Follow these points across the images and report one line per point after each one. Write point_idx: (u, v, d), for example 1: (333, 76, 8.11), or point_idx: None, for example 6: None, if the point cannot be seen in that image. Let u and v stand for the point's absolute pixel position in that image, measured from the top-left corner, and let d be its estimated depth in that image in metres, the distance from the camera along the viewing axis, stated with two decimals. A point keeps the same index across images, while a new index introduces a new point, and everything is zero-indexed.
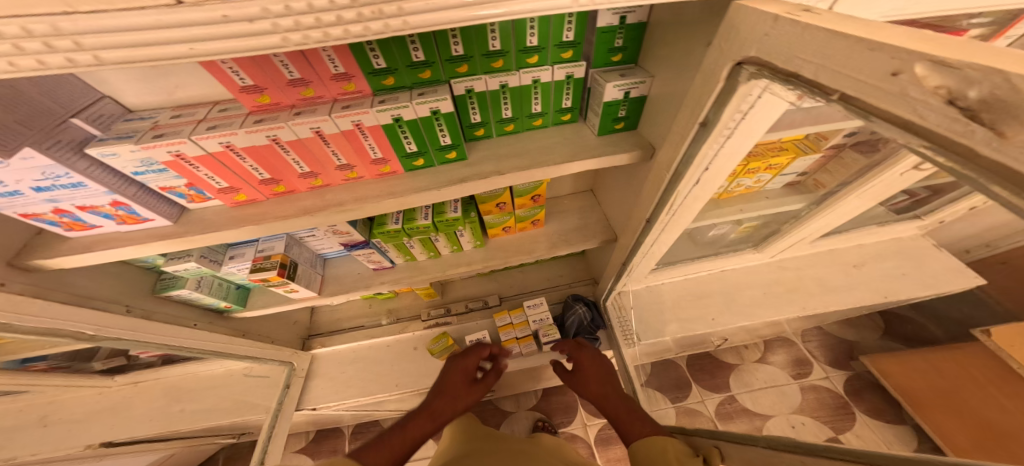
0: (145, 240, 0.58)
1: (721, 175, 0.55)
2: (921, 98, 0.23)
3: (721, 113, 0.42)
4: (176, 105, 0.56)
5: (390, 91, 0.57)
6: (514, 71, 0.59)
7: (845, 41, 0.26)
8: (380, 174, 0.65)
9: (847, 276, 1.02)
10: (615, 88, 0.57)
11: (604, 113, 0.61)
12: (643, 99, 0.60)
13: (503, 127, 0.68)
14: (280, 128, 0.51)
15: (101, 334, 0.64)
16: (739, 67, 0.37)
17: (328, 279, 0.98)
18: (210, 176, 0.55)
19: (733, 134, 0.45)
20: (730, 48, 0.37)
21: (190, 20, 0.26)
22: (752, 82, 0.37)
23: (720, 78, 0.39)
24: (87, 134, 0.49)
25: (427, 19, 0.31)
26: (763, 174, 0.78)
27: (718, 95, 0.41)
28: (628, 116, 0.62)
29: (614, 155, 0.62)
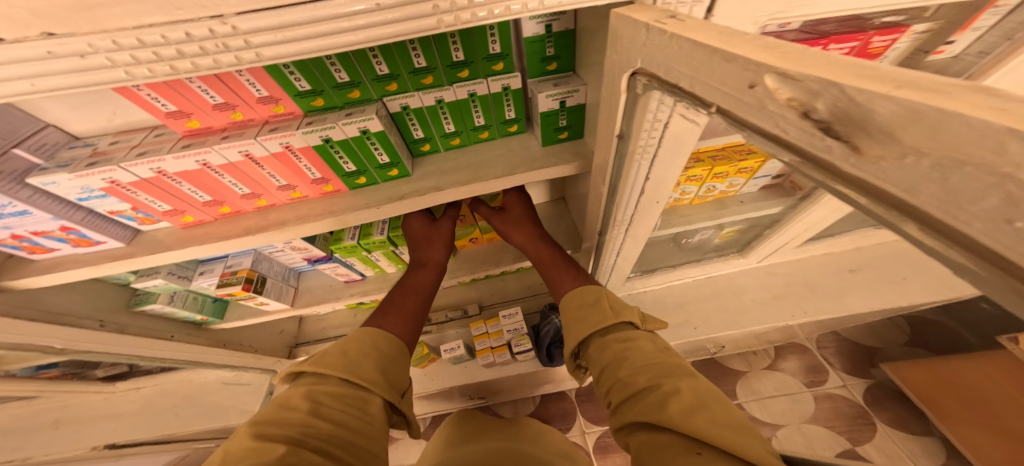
0: (99, 261, 0.60)
1: (663, 188, 0.50)
2: (773, 114, 0.19)
3: (632, 123, 0.39)
4: (118, 131, 0.59)
5: (321, 112, 0.57)
6: (447, 86, 0.57)
7: (704, 52, 0.23)
8: (325, 193, 0.66)
9: (840, 281, 0.90)
10: (548, 98, 0.55)
11: (543, 123, 0.58)
12: (581, 107, 0.57)
13: (449, 142, 0.67)
14: (206, 153, 0.52)
15: (70, 348, 0.68)
16: (633, 78, 0.34)
17: (300, 291, 1.00)
18: (151, 199, 0.56)
19: (658, 149, 0.41)
20: (624, 58, 0.34)
21: (18, 57, 0.27)
22: (650, 95, 0.33)
23: (622, 90, 0.36)
24: (30, 164, 0.51)
25: (281, 49, 0.31)
26: (736, 178, 0.67)
27: (625, 106, 0.38)
28: (569, 125, 0.59)
29: (553, 167, 0.59)
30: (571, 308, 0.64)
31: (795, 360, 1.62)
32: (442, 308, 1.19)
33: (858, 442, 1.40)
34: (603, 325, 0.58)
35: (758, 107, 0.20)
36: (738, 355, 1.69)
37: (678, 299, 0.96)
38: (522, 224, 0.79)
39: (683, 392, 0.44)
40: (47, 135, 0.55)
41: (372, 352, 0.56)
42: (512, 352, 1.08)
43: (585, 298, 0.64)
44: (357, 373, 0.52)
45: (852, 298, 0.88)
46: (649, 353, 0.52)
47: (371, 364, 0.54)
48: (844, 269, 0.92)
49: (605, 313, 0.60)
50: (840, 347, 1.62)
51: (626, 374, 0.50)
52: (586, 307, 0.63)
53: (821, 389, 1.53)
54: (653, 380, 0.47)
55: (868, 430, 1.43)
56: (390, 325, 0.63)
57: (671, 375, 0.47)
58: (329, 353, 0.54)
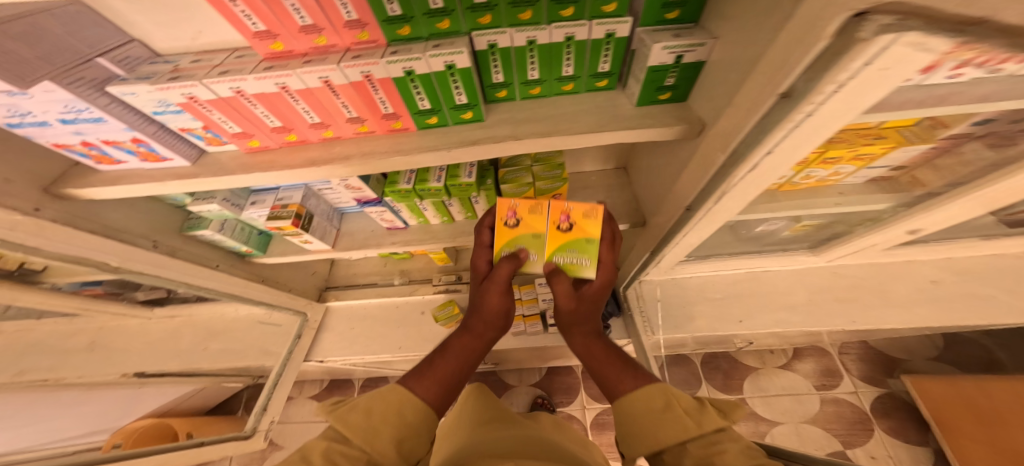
0: (163, 179, 0.60)
1: (778, 167, 0.43)
2: None
3: (812, 86, 0.29)
4: (199, 51, 0.57)
5: (405, 42, 0.53)
6: (545, 25, 0.51)
7: None
8: (392, 130, 0.63)
9: (919, 291, 0.87)
10: (665, 51, 0.46)
11: (648, 79, 0.51)
12: (698, 65, 0.50)
13: (528, 90, 0.62)
14: (288, 76, 0.50)
15: (124, 266, 0.67)
16: (859, 19, 0.22)
17: (342, 233, 1.00)
18: (223, 120, 0.56)
19: (823, 116, 0.32)
20: None
21: None
22: (881, 42, 0.21)
23: (823, 38, 0.25)
24: (111, 74, 0.51)
25: None
26: (845, 166, 0.61)
27: (812, 61, 0.28)
28: (676, 85, 0.53)
29: (649, 130, 0.53)
30: (635, 416, 0.47)
31: (811, 362, 1.64)
32: None
33: (850, 445, 1.46)
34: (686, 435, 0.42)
35: None
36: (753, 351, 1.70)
37: (726, 289, 0.96)
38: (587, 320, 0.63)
39: None
40: (131, 49, 0.54)
41: (395, 419, 0.44)
42: (545, 323, 1.08)
43: (650, 402, 0.47)
44: (378, 449, 0.41)
45: (909, 306, 0.87)
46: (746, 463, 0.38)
47: (391, 438, 0.43)
48: (928, 280, 0.89)
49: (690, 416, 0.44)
50: (864, 354, 1.62)
51: None
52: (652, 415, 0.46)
53: (830, 393, 1.56)
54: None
55: (862, 435, 1.48)
56: (422, 389, 0.50)
57: None
58: (353, 411, 0.44)
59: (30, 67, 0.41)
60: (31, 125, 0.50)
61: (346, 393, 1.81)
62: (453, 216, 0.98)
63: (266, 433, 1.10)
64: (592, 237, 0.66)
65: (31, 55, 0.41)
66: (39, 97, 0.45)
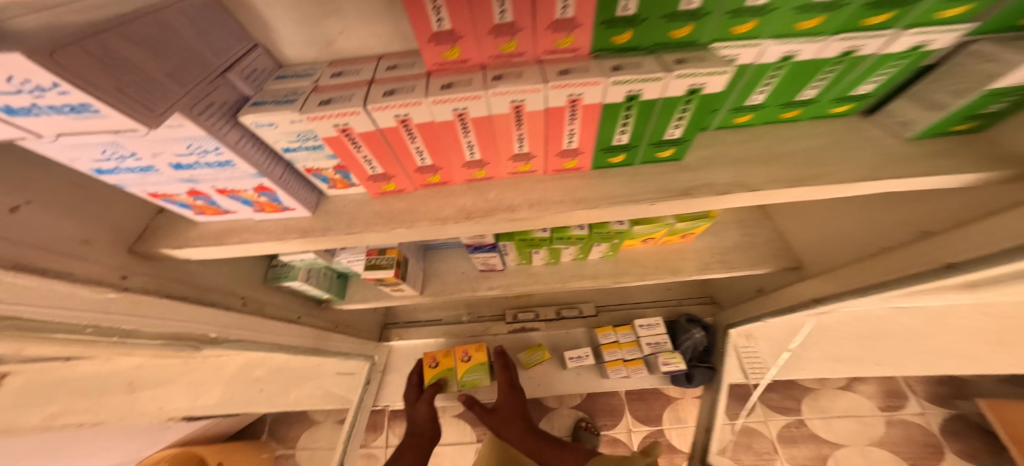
0: (284, 236, 0.47)
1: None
2: None
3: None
4: (334, 58, 0.47)
5: (615, 53, 0.41)
6: (825, 37, 0.37)
7: None
8: (559, 170, 0.51)
9: None
10: None
11: (961, 110, 0.38)
12: None
13: (733, 118, 0.50)
14: (475, 99, 0.38)
15: (224, 336, 0.56)
16: None
17: (428, 276, 0.88)
18: (368, 158, 0.44)
19: None
20: None
21: None
22: None
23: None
24: (240, 95, 0.39)
25: None
26: None
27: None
28: (997, 112, 0.39)
29: (947, 175, 0.40)
30: None
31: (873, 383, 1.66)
32: (549, 303, 1.18)
33: None
34: None
35: None
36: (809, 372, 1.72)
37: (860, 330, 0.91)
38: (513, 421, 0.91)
39: None
40: (257, 59, 0.43)
41: None
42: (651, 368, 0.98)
43: None
44: None
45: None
46: None
47: None
48: None
49: None
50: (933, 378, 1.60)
51: None
52: None
53: (896, 415, 1.59)
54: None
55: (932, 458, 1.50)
56: None
57: None
58: None
59: (157, 91, 0.29)
60: (126, 171, 0.38)
61: None
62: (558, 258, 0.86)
63: None
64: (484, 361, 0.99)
65: (159, 71, 0.29)
66: (158, 135, 0.32)
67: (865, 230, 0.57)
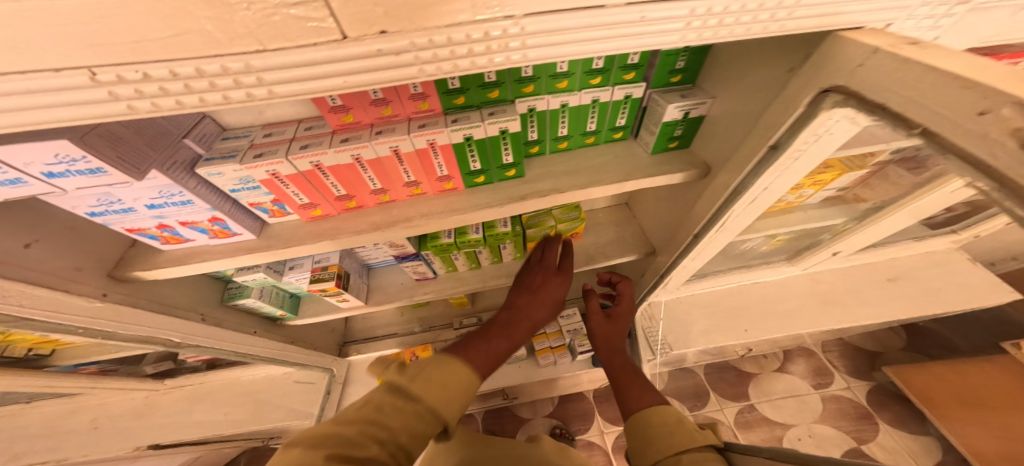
0: (234, 253, 0.64)
1: (768, 199, 0.60)
2: (997, 140, 0.24)
3: (795, 137, 0.45)
4: (264, 122, 0.66)
5: (459, 109, 0.63)
6: (577, 91, 0.63)
7: (942, 76, 0.27)
8: (443, 190, 0.71)
9: (881, 289, 1.06)
10: (676, 109, 0.60)
11: (661, 132, 0.65)
12: (700, 118, 0.63)
13: (558, 145, 0.73)
14: (363, 147, 0.58)
15: (186, 341, 0.71)
16: (824, 94, 0.39)
17: (372, 289, 1.03)
18: (296, 193, 0.62)
19: (803, 156, 0.48)
20: (817, 77, 0.39)
21: (350, 53, 0.30)
22: (835, 109, 0.38)
23: (802, 104, 0.42)
24: (194, 154, 0.57)
25: (546, 52, 0.35)
26: (807, 189, 0.80)
27: (796, 118, 0.44)
28: (683, 135, 0.66)
29: (668, 174, 0.66)
30: (641, 431, 0.52)
31: (802, 363, 1.89)
32: (492, 309, 1.34)
33: (863, 439, 1.61)
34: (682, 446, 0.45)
35: (982, 133, 0.25)
36: (750, 358, 1.92)
37: (734, 301, 1.12)
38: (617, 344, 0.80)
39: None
40: (205, 125, 0.61)
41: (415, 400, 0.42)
42: (574, 353, 1.15)
43: (662, 420, 0.52)
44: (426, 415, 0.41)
45: (876, 304, 1.04)
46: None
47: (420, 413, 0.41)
48: (885, 278, 1.08)
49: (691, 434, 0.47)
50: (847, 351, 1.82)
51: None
52: (662, 429, 0.50)
53: (828, 390, 1.77)
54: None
55: (872, 430, 1.64)
56: None
57: None
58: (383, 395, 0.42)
59: (140, 157, 0.46)
60: (114, 212, 0.54)
61: None
62: (480, 263, 1.04)
63: None
64: None
65: (140, 143, 0.47)
66: (138, 186, 0.49)
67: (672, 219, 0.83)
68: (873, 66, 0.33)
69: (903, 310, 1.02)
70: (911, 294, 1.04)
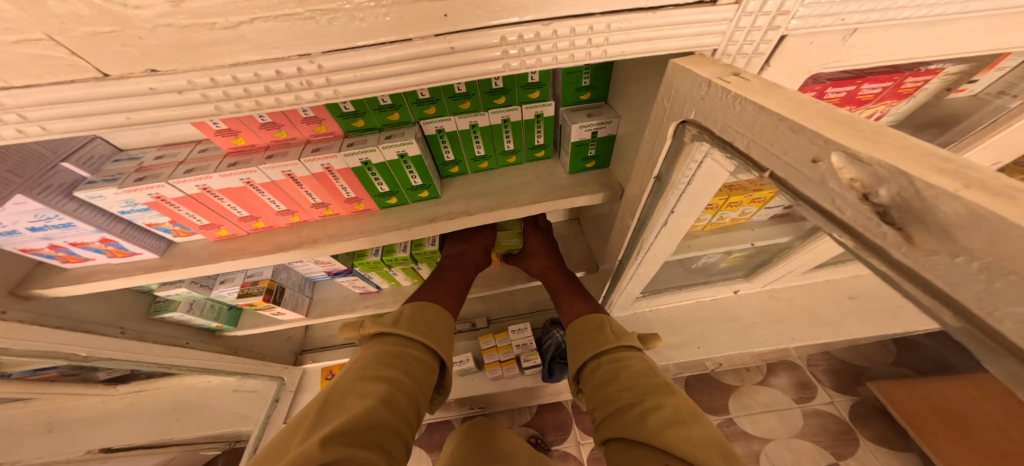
0: (132, 272, 0.64)
1: (682, 226, 0.56)
2: (839, 191, 0.20)
3: (673, 170, 0.44)
4: (161, 143, 0.65)
5: (360, 132, 0.61)
6: (483, 111, 0.61)
7: (770, 118, 0.24)
8: (355, 211, 0.70)
9: (846, 308, 1.01)
10: (582, 129, 0.58)
11: (573, 151, 0.62)
12: (611, 137, 0.61)
13: (477, 165, 0.71)
14: (251, 172, 0.57)
15: (93, 355, 0.70)
16: (682, 126, 0.38)
17: (315, 301, 1.02)
18: (190, 214, 0.61)
19: (690, 188, 0.46)
20: (676, 107, 0.38)
21: (118, 90, 0.31)
22: (695, 143, 0.37)
23: (669, 136, 0.41)
24: (76, 177, 0.56)
25: (356, 88, 0.35)
26: (748, 207, 0.72)
27: (668, 150, 0.43)
28: (598, 154, 0.64)
29: (582, 196, 0.64)
30: (577, 334, 0.71)
31: (785, 376, 1.76)
32: None
33: (841, 456, 1.54)
34: (603, 346, 0.64)
35: (820, 181, 0.21)
36: (731, 370, 1.81)
37: (694, 316, 1.05)
38: (539, 255, 0.88)
39: (663, 407, 0.49)
40: (95, 147, 0.61)
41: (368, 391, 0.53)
42: (520, 366, 1.11)
43: (589, 326, 0.71)
44: (385, 398, 0.53)
45: (840, 322, 0.99)
46: (638, 369, 0.58)
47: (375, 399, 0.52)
48: (847, 296, 1.03)
49: (607, 335, 0.66)
50: (830, 365, 1.75)
51: (612, 389, 0.56)
52: (589, 333, 0.69)
53: (810, 405, 1.67)
54: (639, 395, 0.53)
55: (850, 445, 1.56)
56: None
57: (658, 393, 0.52)
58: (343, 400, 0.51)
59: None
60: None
61: None
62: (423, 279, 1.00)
63: None
64: None
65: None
66: (9, 210, 0.49)
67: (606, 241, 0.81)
68: (713, 99, 0.31)
69: (866, 329, 0.97)
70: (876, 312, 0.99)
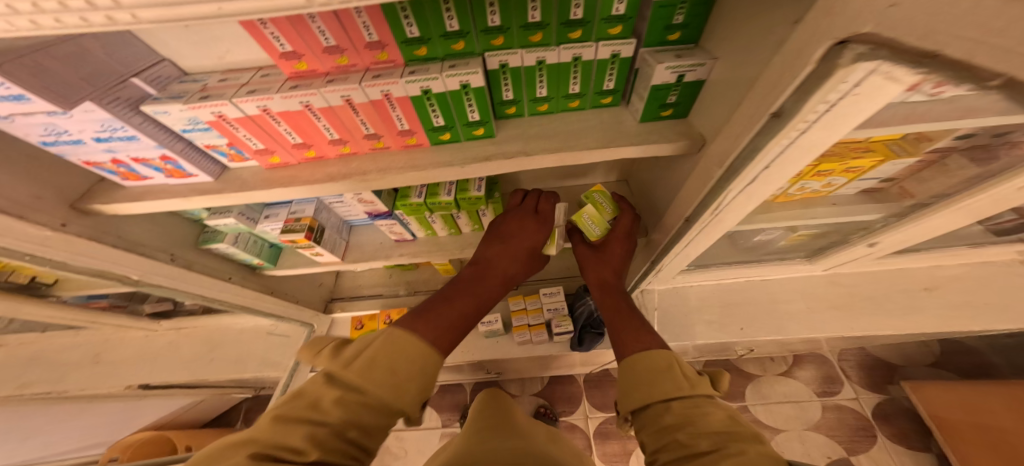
0: (188, 195, 0.63)
1: (781, 178, 0.42)
2: None
3: (801, 104, 0.29)
4: (225, 69, 0.61)
5: (422, 62, 0.57)
6: (554, 46, 0.54)
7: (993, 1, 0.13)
8: (406, 145, 0.67)
9: (911, 298, 0.94)
10: (666, 70, 0.50)
11: (650, 97, 0.54)
12: (699, 82, 0.52)
13: (537, 107, 0.65)
14: (312, 95, 0.54)
15: (143, 279, 0.71)
16: (839, 48, 0.23)
17: (351, 246, 1.02)
18: (248, 137, 0.59)
19: (813, 129, 0.32)
20: (835, 22, 0.23)
21: None
22: (859, 68, 0.23)
23: (811, 60, 0.26)
24: (144, 93, 0.54)
25: None
26: (838, 178, 0.61)
27: (802, 81, 0.28)
28: (677, 102, 0.56)
29: (656, 144, 0.57)
30: (634, 371, 0.52)
31: (811, 369, 1.71)
32: None
33: (854, 451, 1.52)
34: (674, 391, 0.47)
35: None
36: (754, 359, 1.78)
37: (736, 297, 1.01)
38: (604, 265, 0.76)
39: (747, 453, 0.36)
40: (163, 68, 0.57)
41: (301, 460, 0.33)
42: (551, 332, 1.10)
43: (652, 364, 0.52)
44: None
45: (903, 315, 0.92)
46: (713, 417, 0.43)
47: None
48: (920, 287, 0.95)
49: (677, 378, 0.49)
50: (863, 361, 1.69)
51: (686, 436, 0.41)
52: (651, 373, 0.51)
53: (832, 400, 1.63)
54: (717, 444, 0.38)
55: (865, 442, 1.54)
56: None
57: (732, 437, 0.39)
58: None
59: (69, 88, 0.43)
60: (66, 143, 0.52)
61: None
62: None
63: None
64: None
65: (71, 76, 0.44)
66: (77, 117, 0.47)
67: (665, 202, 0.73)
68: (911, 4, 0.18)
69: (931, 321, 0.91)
70: (943, 306, 0.92)
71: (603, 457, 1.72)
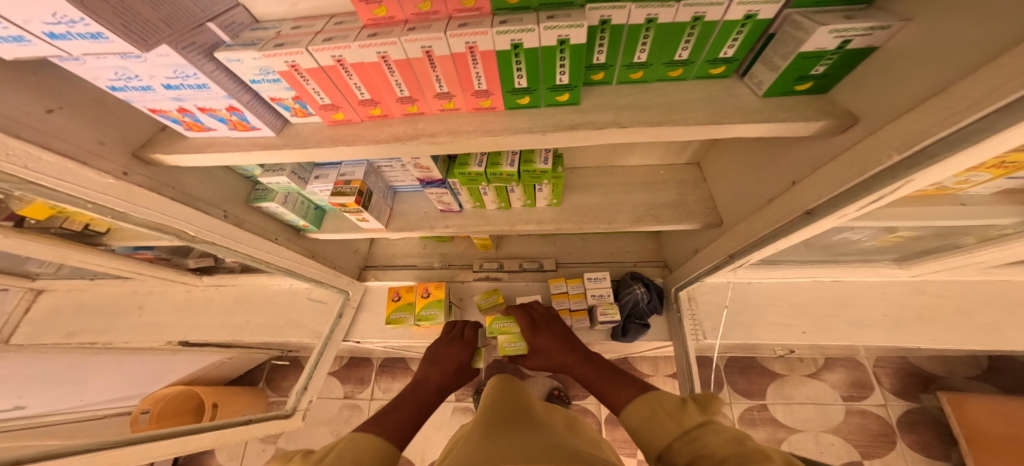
0: (250, 149, 0.60)
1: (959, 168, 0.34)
2: None
3: None
4: (298, 17, 0.55)
5: (511, 12, 0.49)
6: (673, 2, 0.44)
7: None
8: (477, 108, 0.61)
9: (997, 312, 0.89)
10: (830, 35, 0.41)
11: (792, 66, 0.46)
12: (863, 51, 0.44)
13: (629, 74, 0.58)
14: (392, 44, 0.47)
15: (200, 236, 0.68)
16: None
17: (394, 213, 0.99)
18: (316, 91, 0.54)
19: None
20: None
21: None
22: None
23: None
24: (218, 41, 0.49)
25: None
26: (982, 173, 0.53)
27: None
28: (823, 74, 0.48)
29: (789, 121, 0.50)
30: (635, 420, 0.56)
31: (841, 373, 1.67)
32: (514, 257, 1.27)
33: (868, 455, 1.50)
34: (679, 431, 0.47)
35: None
36: (780, 358, 1.74)
37: (789, 298, 0.98)
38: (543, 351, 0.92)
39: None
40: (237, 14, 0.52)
41: None
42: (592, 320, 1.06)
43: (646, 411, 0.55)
44: None
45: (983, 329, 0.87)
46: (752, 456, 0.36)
47: None
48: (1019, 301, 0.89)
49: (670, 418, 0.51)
50: (900, 369, 1.64)
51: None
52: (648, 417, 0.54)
53: (857, 404, 1.60)
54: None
55: (883, 447, 1.51)
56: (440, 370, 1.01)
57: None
58: None
59: (149, 28, 0.39)
60: (134, 90, 0.48)
61: (363, 372, 1.84)
62: (561, 200, 0.92)
63: (304, 412, 1.15)
64: (440, 298, 1.13)
65: (152, 16, 0.39)
66: (150, 61, 0.43)
67: (762, 191, 0.66)
68: None
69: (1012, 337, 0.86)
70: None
71: (614, 441, 1.75)
